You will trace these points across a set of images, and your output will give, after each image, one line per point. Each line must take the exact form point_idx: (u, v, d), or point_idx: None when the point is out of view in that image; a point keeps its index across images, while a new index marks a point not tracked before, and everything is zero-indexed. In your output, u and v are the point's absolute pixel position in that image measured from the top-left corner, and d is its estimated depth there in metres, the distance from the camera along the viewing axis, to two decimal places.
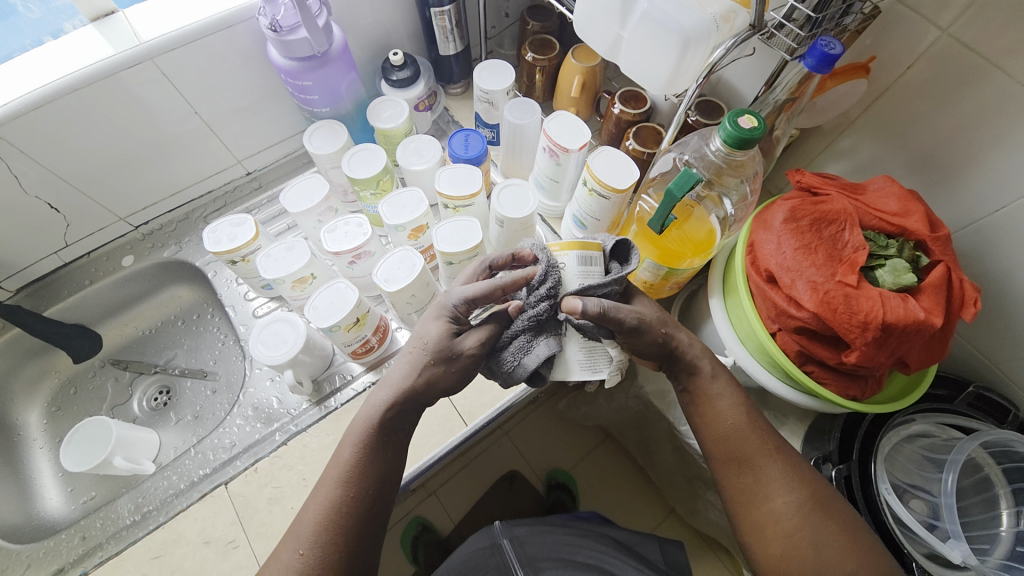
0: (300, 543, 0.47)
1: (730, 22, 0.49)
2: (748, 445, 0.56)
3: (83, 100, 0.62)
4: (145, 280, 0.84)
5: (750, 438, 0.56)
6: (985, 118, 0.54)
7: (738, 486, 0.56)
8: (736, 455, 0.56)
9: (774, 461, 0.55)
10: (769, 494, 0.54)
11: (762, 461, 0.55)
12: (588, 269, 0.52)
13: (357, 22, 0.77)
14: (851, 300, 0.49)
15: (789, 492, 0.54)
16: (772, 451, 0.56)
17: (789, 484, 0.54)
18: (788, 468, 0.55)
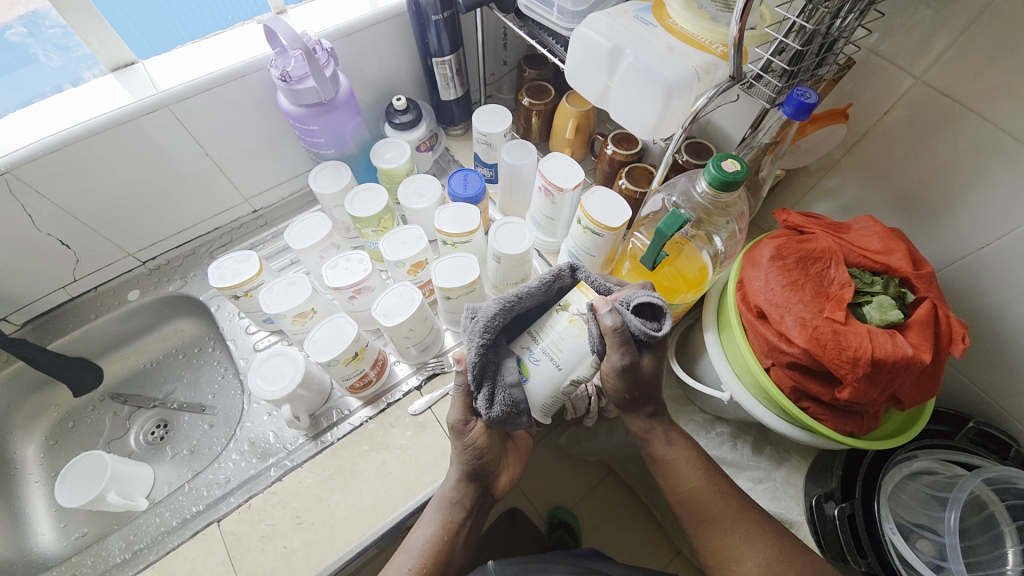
0: None
1: (711, 73, 0.53)
2: (716, 507, 0.59)
3: (99, 143, 0.66)
4: (149, 314, 0.85)
5: (715, 497, 0.60)
6: (963, 158, 0.56)
7: (714, 550, 0.59)
8: (704, 516, 0.60)
9: (737, 522, 0.59)
10: (742, 553, 0.57)
11: (728, 523, 0.58)
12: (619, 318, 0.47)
13: (363, 70, 0.82)
14: (839, 335, 0.50)
15: (756, 553, 0.56)
16: (737, 512, 0.59)
17: (755, 545, 0.57)
18: (751, 530, 0.58)
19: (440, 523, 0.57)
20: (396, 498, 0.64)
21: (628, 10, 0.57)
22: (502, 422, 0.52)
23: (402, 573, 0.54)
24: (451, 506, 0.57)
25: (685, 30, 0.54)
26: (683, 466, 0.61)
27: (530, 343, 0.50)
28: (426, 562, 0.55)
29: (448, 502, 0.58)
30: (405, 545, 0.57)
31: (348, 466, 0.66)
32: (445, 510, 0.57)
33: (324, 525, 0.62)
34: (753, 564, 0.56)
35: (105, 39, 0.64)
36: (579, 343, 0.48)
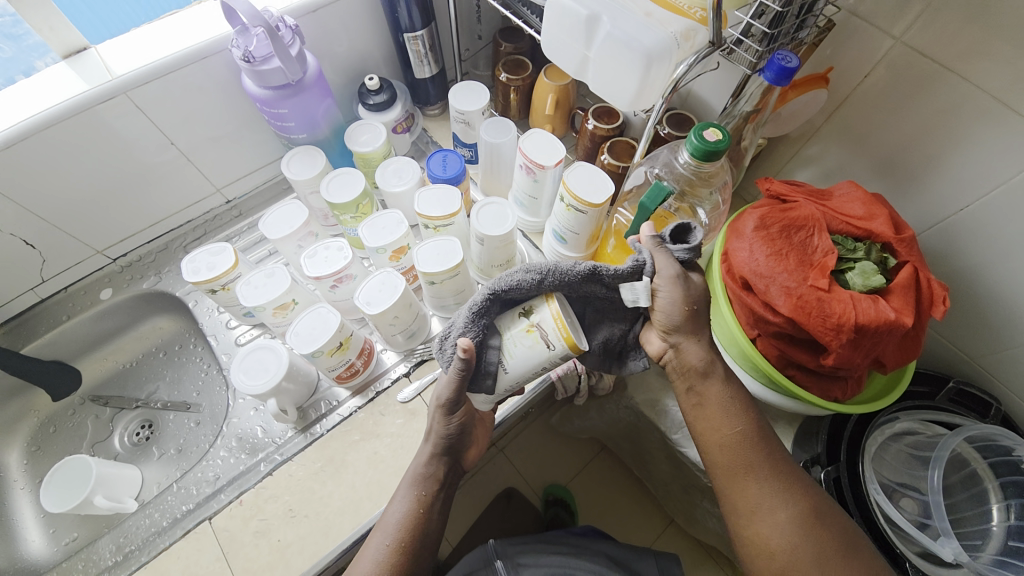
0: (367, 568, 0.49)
1: (690, 40, 0.51)
2: (752, 454, 0.52)
3: (55, 137, 0.62)
4: (125, 312, 0.82)
5: (748, 447, 0.52)
6: (943, 120, 0.56)
7: (736, 499, 0.52)
8: (736, 465, 0.52)
9: (770, 478, 0.51)
10: (774, 504, 0.50)
11: (763, 470, 0.52)
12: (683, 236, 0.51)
13: (332, 49, 0.78)
14: (823, 303, 0.50)
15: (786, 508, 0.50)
16: (776, 462, 0.52)
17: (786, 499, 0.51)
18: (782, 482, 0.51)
19: (414, 500, 0.53)
20: (389, 486, 0.64)
21: None
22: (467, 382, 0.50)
23: (381, 550, 0.50)
24: (427, 480, 0.54)
25: None
26: (722, 411, 0.53)
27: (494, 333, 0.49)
28: (404, 541, 0.51)
29: (421, 475, 0.54)
30: (380, 525, 0.53)
31: (339, 457, 0.66)
32: (419, 484, 0.53)
33: (318, 517, 0.62)
34: (784, 515, 0.50)
35: (55, 25, 0.60)
36: (529, 353, 0.47)
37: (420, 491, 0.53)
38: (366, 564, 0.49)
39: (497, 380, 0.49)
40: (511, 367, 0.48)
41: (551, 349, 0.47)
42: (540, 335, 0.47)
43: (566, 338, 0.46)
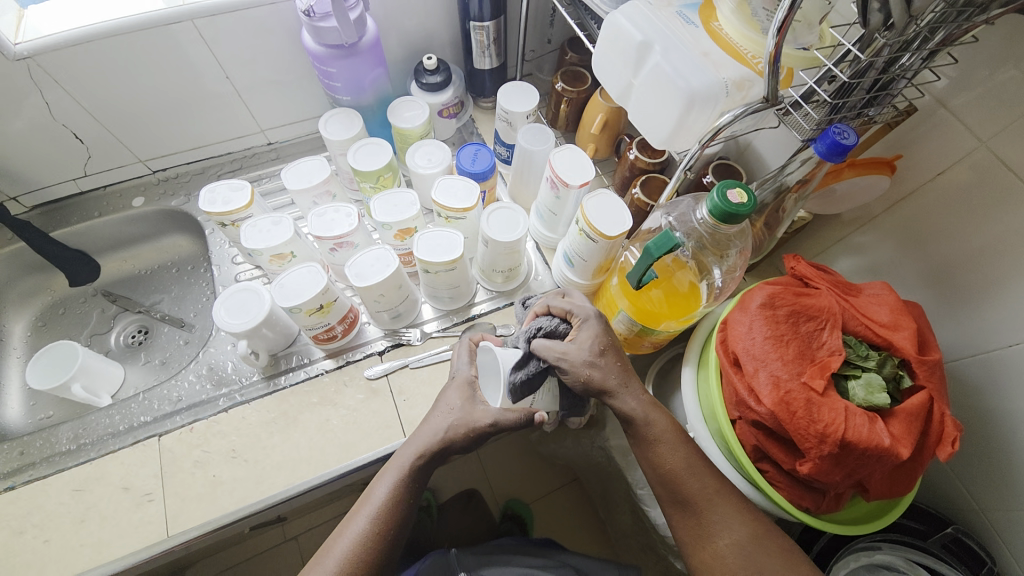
0: (364, 524, 0.51)
1: (744, 90, 0.49)
2: (691, 480, 0.53)
3: (122, 45, 0.66)
4: (151, 223, 0.86)
5: (692, 474, 0.53)
6: (1013, 244, 0.49)
7: (685, 529, 0.54)
8: (686, 496, 0.53)
9: (717, 501, 0.52)
10: (715, 531, 0.51)
11: (705, 499, 0.52)
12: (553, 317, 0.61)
13: (400, 22, 0.79)
14: (812, 406, 0.45)
15: (733, 531, 0.51)
16: (715, 492, 0.53)
17: (732, 522, 0.51)
18: (730, 507, 0.52)
19: (399, 485, 0.53)
20: (331, 456, 0.64)
21: (673, 4, 0.53)
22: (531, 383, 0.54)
23: (366, 533, 0.51)
24: (419, 473, 0.53)
25: (729, 36, 0.49)
26: (664, 446, 0.54)
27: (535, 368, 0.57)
28: (384, 523, 0.52)
29: (413, 469, 0.53)
30: (363, 503, 0.53)
31: (293, 414, 0.66)
32: (409, 473, 0.53)
33: (256, 465, 0.63)
34: (724, 543, 0.51)
35: None
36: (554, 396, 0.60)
37: (407, 479, 0.53)
38: (349, 539, 0.51)
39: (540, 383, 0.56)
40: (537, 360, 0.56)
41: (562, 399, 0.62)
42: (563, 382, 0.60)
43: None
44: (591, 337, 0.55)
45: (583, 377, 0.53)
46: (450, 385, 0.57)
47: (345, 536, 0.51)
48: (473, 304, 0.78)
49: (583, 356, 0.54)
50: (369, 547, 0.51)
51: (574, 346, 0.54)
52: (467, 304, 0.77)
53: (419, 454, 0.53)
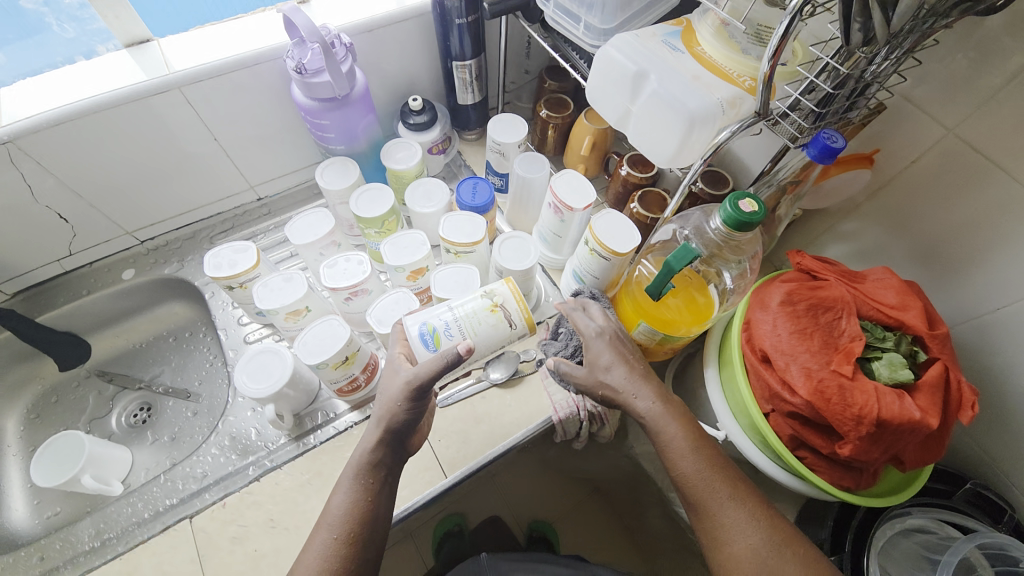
0: (328, 536, 0.48)
1: (736, 108, 0.52)
2: (697, 478, 0.52)
3: (106, 119, 0.64)
4: (144, 294, 0.83)
5: (701, 474, 0.51)
6: (990, 217, 0.55)
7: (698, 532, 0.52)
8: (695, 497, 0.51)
9: (729, 503, 0.50)
10: (731, 535, 0.49)
11: (713, 498, 0.51)
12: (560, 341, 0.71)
13: (383, 67, 0.81)
14: (845, 391, 0.48)
15: (747, 537, 0.48)
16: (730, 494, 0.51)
17: (746, 527, 0.49)
18: (744, 511, 0.50)
19: (356, 489, 0.50)
20: None
21: (657, 33, 0.57)
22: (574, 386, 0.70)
23: (327, 544, 0.47)
24: (374, 468, 0.52)
25: (714, 60, 0.54)
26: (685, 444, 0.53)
27: (450, 316, 0.57)
28: (353, 528, 0.48)
29: (366, 465, 0.52)
30: (322, 516, 0.50)
31: (327, 472, 0.65)
32: (366, 472, 0.51)
33: (297, 532, 0.60)
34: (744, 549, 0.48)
35: (120, 13, 0.63)
36: (493, 329, 0.58)
37: (363, 481, 0.51)
38: (312, 554, 0.47)
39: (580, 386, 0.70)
40: (455, 302, 0.58)
41: (513, 327, 0.59)
42: (503, 314, 0.58)
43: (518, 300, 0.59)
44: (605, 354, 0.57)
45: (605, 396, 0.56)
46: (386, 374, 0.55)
47: (309, 551, 0.47)
48: None
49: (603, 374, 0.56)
50: (337, 556, 0.47)
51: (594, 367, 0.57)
52: None
53: (370, 444, 0.52)
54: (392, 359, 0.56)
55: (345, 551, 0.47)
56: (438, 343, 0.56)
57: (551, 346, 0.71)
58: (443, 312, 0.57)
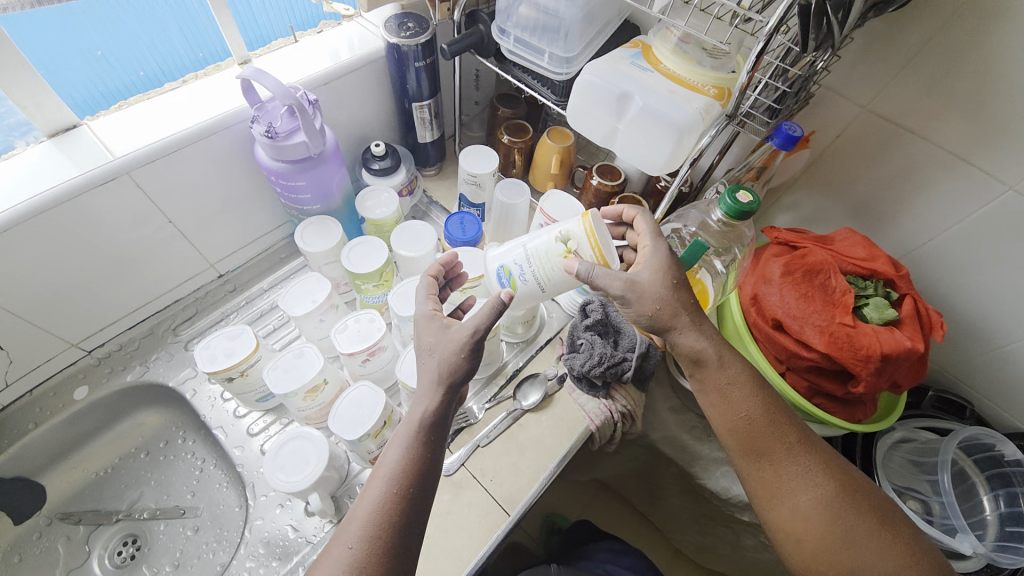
0: (388, 484, 0.46)
1: (710, 113, 0.57)
2: (768, 436, 0.56)
3: (44, 224, 0.56)
4: (104, 411, 0.72)
5: (774, 430, 0.56)
6: (906, 170, 0.67)
7: (759, 480, 0.57)
8: (762, 451, 0.57)
9: (796, 455, 0.56)
10: (797, 491, 0.55)
11: (783, 455, 0.56)
12: (586, 355, 0.71)
13: (339, 117, 0.78)
14: (852, 337, 0.56)
15: (812, 488, 0.55)
16: (795, 445, 0.56)
17: (812, 479, 0.55)
18: (809, 460, 0.56)
19: (415, 447, 0.47)
20: (449, 571, 0.59)
21: (623, 57, 0.62)
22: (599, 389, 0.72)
23: (385, 496, 0.45)
24: (430, 425, 0.49)
25: (679, 74, 0.60)
26: (735, 391, 0.57)
27: (523, 260, 0.57)
28: (408, 483, 0.46)
29: (422, 422, 0.48)
30: (380, 467, 0.47)
31: None
32: (423, 432, 0.48)
33: None
34: (806, 499, 0.55)
35: (43, 101, 0.55)
36: (565, 276, 0.56)
37: (422, 436, 0.48)
38: (369, 503, 0.45)
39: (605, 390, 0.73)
40: (529, 242, 0.57)
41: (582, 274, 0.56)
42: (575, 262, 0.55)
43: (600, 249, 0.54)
44: (660, 269, 0.55)
45: (650, 308, 0.54)
46: (420, 329, 0.54)
47: (366, 499, 0.45)
48: (505, 363, 0.77)
49: (654, 287, 0.54)
50: (391, 509, 0.44)
51: (649, 279, 0.54)
52: (501, 366, 0.77)
53: (425, 404, 0.49)
54: (427, 315, 0.55)
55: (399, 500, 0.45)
56: (515, 284, 0.59)
57: (574, 360, 0.71)
58: (517, 252, 0.58)
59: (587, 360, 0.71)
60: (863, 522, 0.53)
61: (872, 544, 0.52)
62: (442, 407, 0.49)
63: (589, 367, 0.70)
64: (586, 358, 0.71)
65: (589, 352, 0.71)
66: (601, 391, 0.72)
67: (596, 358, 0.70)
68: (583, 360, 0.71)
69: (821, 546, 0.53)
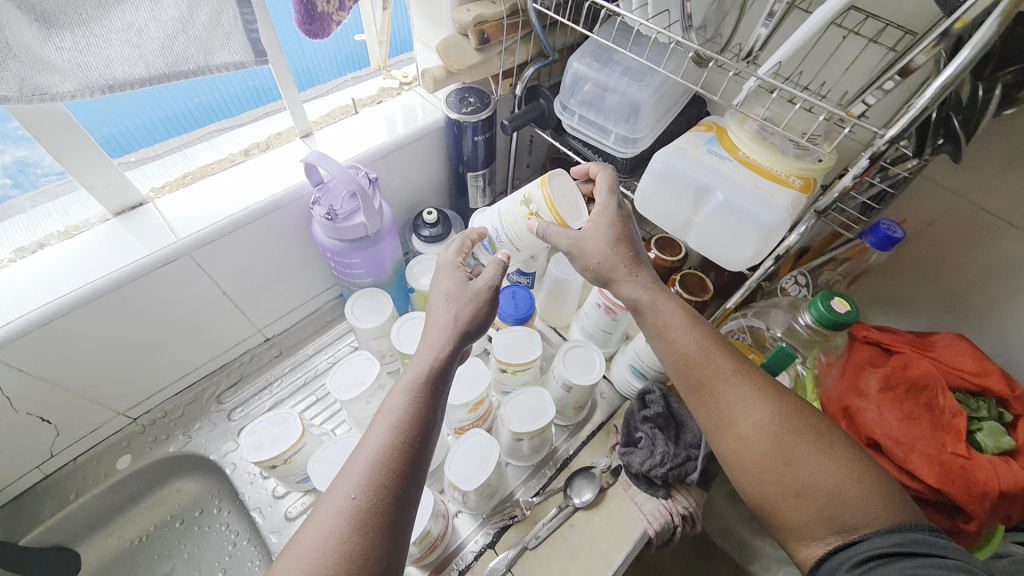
0: (389, 431, 0.43)
1: (797, 207, 0.53)
2: (710, 367, 0.51)
3: (104, 305, 0.56)
4: (144, 479, 0.71)
5: (709, 356, 0.51)
6: (1013, 268, 0.60)
7: (705, 412, 0.51)
8: (700, 378, 0.51)
9: (735, 381, 0.50)
10: (737, 415, 0.49)
11: (723, 383, 0.50)
12: (646, 451, 0.66)
13: (393, 184, 0.77)
14: (966, 471, 0.49)
15: (756, 411, 0.49)
16: (734, 372, 0.50)
17: (754, 401, 0.49)
18: (750, 386, 0.50)
19: (417, 398, 0.45)
20: None
21: (698, 142, 0.58)
22: (658, 489, 0.66)
23: (388, 444, 0.42)
24: (436, 375, 0.47)
25: (760, 164, 0.55)
26: (674, 331, 0.53)
27: (497, 225, 0.64)
28: (409, 434, 0.43)
29: (429, 374, 0.47)
30: (380, 414, 0.45)
31: None
32: (428, 382, 0.46)
33: None
34: (751, 426, 0.48)
35: (111, 182, 0.56)
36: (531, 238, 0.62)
37: (425, 385, 0.46)
38: (369, 452, 0.42)
39: (664, 490, 0.66)
40: (502, 209, 0.63)
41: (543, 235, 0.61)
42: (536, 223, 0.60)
43: (552, 206, 0.59)
44: (606, 226, 0.57)
45: (588, 261, 0.56)
46: (438, 273, 0.57)
47: (367, 448, 0.42)
48: (555, 449, 0.73)
49: (598, 247, 0.55)
50: (390, 459, 0.42)
51: (589, 232, 0.56)
52: (550, 453, 0.72)
53: (435, 356, 0.48)
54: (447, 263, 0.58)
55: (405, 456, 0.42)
56: (494, 247, 0.66)
57: (632, 456, 0.66)
58: (492, 218, 0.64)
59: (645, 457, 0.65)
60: (825, 458, 0.46)
61: (837, 477, 0.45)
62: (448, 359, 0.48)
63: (648, 466, 0.65)
64: (645, 454, 0.66)
65: (649, 448, 0.66)
66: (660, 493, 0.66)
67: (656, 456, 0.65)
68: (640, 456, 0.66)
69: (774, 477, 0.47)
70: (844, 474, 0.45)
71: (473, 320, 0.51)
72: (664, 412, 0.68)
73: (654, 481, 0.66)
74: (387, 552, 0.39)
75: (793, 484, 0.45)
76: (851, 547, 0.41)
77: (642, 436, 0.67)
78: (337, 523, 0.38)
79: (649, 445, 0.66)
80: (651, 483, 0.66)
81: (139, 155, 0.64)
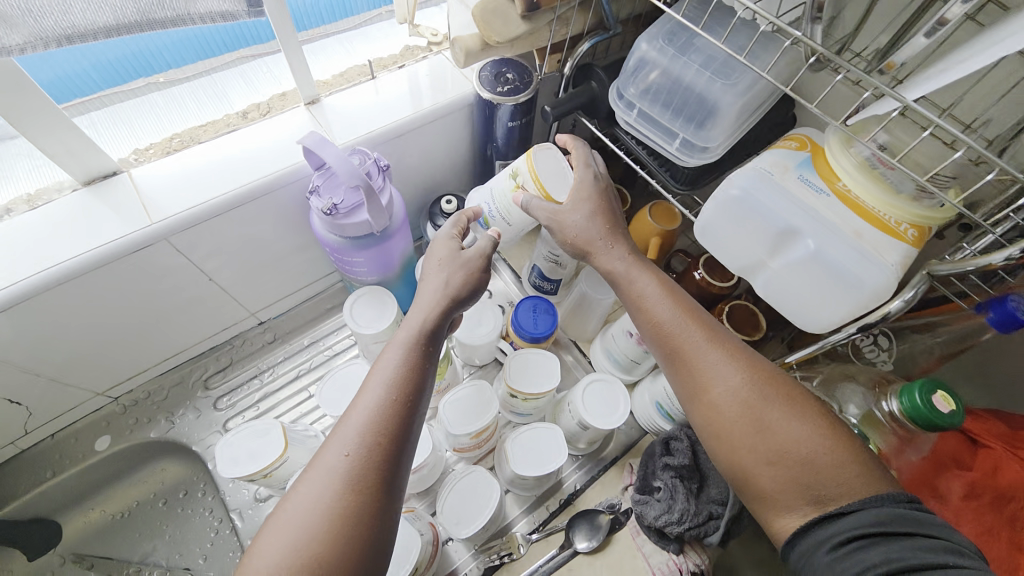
0: (384, 387, 0.41)
1: (905, 266, 0.43)
2: (685, 334, 0.48)
3: (68, 292, 0.50)
4: (126, 458, 0.68)
5: (685, 323, 0.48)
6: None
7: (680, 382, 0.47)
8: (674, 345, 0.48)
9: (709, 347, 0.46)
10: (710, 381, 0.45)
11: (695, 351, 0.47)
12: (664, 505, 0.58)
13: (410, 165, 0.67)
14: None
15: (729, 376, 0.44)
16: (708, 340, 0.47)
17: (726, 366, 0.45)
18: (723, 352, 0.46)
19: (412, 355, 0.44)
20: None
21: (788, 167, 0.46)
22: (672, 547, 0.59)
23: (384, 401, 0.41)
24: (431, 335, 0.46)
25: (867, 207, 0.43)
26: (649, 300, 0.50)
27: (489, 200, 0.61)
28: (407, 392, 0.42)
29: (423, 332, 0.46)
30: (375, 372, 0.43)
31: None
32: (423, 340, 0.46)
33: None
34: (725, 393, 0.44)
35: (76, 150, 0.48)
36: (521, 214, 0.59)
37: (420, 342, 0.46)
38: (366, 408, 0.40)
39: (679, 549, 0.59)
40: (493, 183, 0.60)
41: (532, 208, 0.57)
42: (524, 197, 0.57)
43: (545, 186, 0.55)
44: (585, 200, 0.55)
45: (569, 236, 0.55)
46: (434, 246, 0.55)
47: (362, 404, 0.41)
48: (562, 480, 0.67)
49: (576, 222, 0.54)
50: (388, 416, 0.40)
51: (569, 206, 0.55)
52: (554, 484, 0.66)
53: (428, 315, 0.47)
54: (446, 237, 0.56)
55: (401, 416, 0.41)
56: (488, 223, 0.62)
57: (647, 508, 0.59)
58: (484, 194, 0.62)
59: (662, 511, 0.58)
60: (798, 426, 0.41)
61: (813, 445, 0.40)
62: (440, 319, 0.48)
63: (664, 521, 0.58)
64: (662, 508, 0.58)
65: (669, 502, 0.58)
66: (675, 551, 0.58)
67: (675, 511, 0.57)
68: (657, 509, 0.58)
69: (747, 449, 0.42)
70: (819, 443, 0.40)
71: (468, 287, 0.50)
72: (690, 462, 0.60)
73: (669, 537, 0.59)
74: (382, 513, 0.37)
75: (769, 453, 0.41)
76: (823, 529, 0.36)
77: (661, 486, 0.59)
78: (335, 480, 0.37)
79: (669, 498, 0.58)
80: (665, 538, 0.59)
81: (169, 78, 0.59)
